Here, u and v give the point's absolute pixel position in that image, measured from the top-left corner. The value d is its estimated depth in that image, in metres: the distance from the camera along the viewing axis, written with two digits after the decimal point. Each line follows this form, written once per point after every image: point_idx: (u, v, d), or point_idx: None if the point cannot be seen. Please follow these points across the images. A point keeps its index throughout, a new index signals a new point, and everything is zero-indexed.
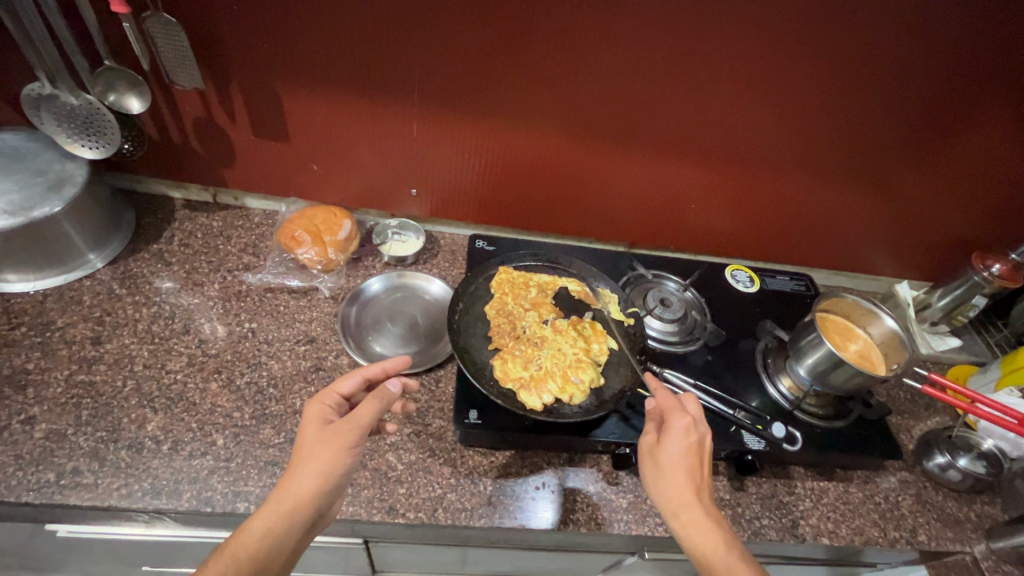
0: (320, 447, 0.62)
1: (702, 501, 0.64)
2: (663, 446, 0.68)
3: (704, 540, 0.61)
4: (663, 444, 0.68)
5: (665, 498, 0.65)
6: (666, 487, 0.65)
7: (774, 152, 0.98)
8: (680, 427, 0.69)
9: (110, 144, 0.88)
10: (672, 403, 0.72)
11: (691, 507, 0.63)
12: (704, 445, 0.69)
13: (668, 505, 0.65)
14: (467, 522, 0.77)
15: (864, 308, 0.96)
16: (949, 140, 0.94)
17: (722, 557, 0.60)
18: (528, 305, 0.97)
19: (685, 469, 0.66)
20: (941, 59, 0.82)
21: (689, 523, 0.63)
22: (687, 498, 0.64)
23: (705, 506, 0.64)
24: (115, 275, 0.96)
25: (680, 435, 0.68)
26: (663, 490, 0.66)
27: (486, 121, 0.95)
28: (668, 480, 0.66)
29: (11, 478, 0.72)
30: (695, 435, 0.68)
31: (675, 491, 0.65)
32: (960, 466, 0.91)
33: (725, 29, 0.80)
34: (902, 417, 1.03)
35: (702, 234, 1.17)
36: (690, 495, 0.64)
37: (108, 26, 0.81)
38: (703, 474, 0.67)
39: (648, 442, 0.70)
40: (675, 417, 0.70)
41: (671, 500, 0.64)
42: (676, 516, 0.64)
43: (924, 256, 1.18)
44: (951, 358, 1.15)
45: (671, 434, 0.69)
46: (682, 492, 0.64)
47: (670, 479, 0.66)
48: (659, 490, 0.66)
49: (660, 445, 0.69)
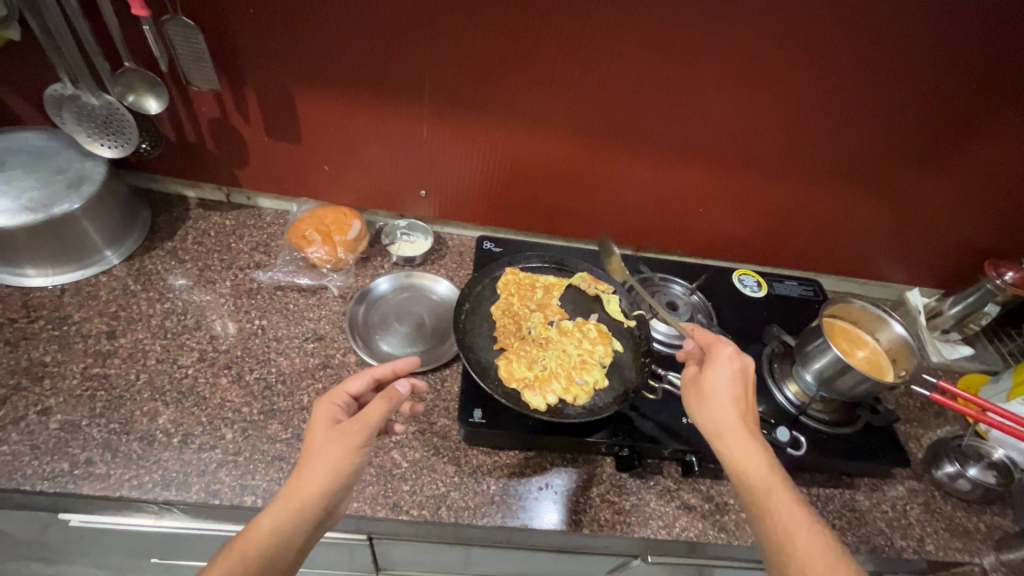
0: (330, 446, 0.63)
1: (748, 426, 0.68)
2: (706, 376, 0.72)
3: (745, 457, 0.65)
4: (710, 372, 0.72)
5: (707, 419, 0.69)
6: (710, 411, 0.69)
7: (784, 155, 0.98)
8: (723, 358, 0.72)
9: (129, 143, 0.91)
10: (711, 337, 0.77)
11: (739, 430, 0.67)
12: (750, 373, 0.72)
13: (712, 427, 0.68)
14: (470, 521, 0.78)
15: (873, 314, 0.95)
16: (961, 144, 0.93)
17: (764, 477, 0.63)
18: (534, 306, 0.98)
19: (728, 392, 0.70)
20: (954, 64, 0.82)
21: (734, 443, 0.66)
22: (734, 420, 0.67)
23: (751, 430, 0.67)
24: (130, 271, 0.98)
25: (728, 365, 0.72)
26: (708, 412, 0.69)
27: (496, 121, 0.96)
28: (716, 405, 0.69)
29: (27, 466, 0.74)
30: (738, 362, 0.72)
31: (724, 414, 0.68)
32: (970, 475, 0.90)
33: (735, 33, 0.81)
34: (911, 425, 1.02)
35: (710, 239, 1.17)
36: (734, 418, 0.68)
37: (128, 28, 0.84)
38: (747, 400, 0.70)
39: (693, 372, 0.75)
40: (718, 347, 0.74)
41: (714, 423, 0.68)
42: (720, 436, 0.67)
43: (936, 263, 1.16)
44: (963, 367, 1.13)
45: (717, 361, 0.73)
46: (729, 415, 0.68)
47: (717, 402, 0.69)
48: (705, 414, 0.70)
49: (704, 373, 0.73)
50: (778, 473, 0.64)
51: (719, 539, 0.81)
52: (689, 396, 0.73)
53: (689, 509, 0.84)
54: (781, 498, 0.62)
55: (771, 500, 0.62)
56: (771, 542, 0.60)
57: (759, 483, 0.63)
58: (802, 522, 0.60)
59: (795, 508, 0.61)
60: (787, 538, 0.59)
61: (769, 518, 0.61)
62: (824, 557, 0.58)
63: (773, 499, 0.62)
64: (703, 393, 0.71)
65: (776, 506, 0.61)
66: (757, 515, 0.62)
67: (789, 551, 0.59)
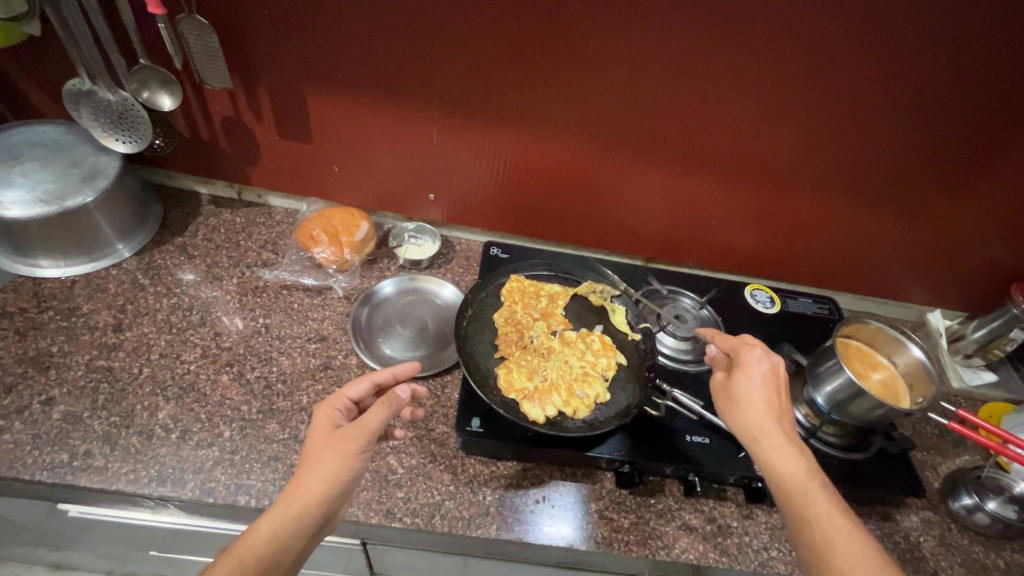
0: (328, 451, 0.61)
1: (784, 430, 0.65)
2: (734, 381, 0.71)
3: (787, 461, 0.62)
4: (739, 377, 0.70)
5: (741, 423, 0.68)
6: (743, 415, 0.67)
7: (802, 169, 0.95)
8: (752, 363, 0.71)
9: (142, 139, 0.92)
10: (735, 341, 0.75)
11: (774, 434, 0.65)
12: (781, 374, 0.70)
13: (746, 431, 0.67)
14: (463, 532, 0.76)
15: (890, 336, 0.92)
16: (990, 162, 0.90)
17: (802, 482, 0.61)
18: (537, 315, 0.96)
19: (763, 397, 0.68)
20: (982, 80, 0.79)
21: (769, 446, 0.64)
22: (768, 423, 0.66)
23: (787, 431, 0.65)
24: (139, 265, 0.99)
25: (757, 368, 0.70)
26: (740, 417, 0.68)
27: (507, 126, 0.95)
28: (748, 410, 0.67)
29: (27, 456, 0.74)
30: (767, 363, 0.70)
31: (756, 417, 0.66)
32: (988, 509, 0.86)
33: (753, 43, 0.79)
34: (928, 453, 0.98)
35: (723, 252, 1.14)
36: (769, 422, 0.66)
37: (145, 26, 0.85)
38: (783, 403, 0.68)
39: (720, 378, 0.73)
40: (745, 352, 0.72)
41: (748, 427, 0.67)
42: (756, 441, 0.65)
43: (960, 285, 1.12)
44: (985, 394, 1.08)
45: (746, 364, 0.71)
46: (762, 417, 0.66)
47: (750, 406, 0.67)
48: (738, 419, 0.68)
49: (734, 379, 0.71)
50: (817, 478, 0.62)
51: (720, 563, 0.78)
52: (719, 401, 0.71)
53: (690, 530, 0.81)
54: (819, 504, 0.60)
55: (811, 506, 0.60)
56: (807, 548, 0.59)
57: (796, 488, 0.61)
58: (843, 530, 0.59)
59: (834, 513, 0.60)
60: (825, 546, 0.58)
61: (805, 524, 0.60)
62: (865, 564, 0.56)
63: (811, 505, 0.60)
64: (733, 398, 0.69)
65: (815, 512, 0.60)
66: (794, 521, 0.61)
67: (827, 559, 0.57)
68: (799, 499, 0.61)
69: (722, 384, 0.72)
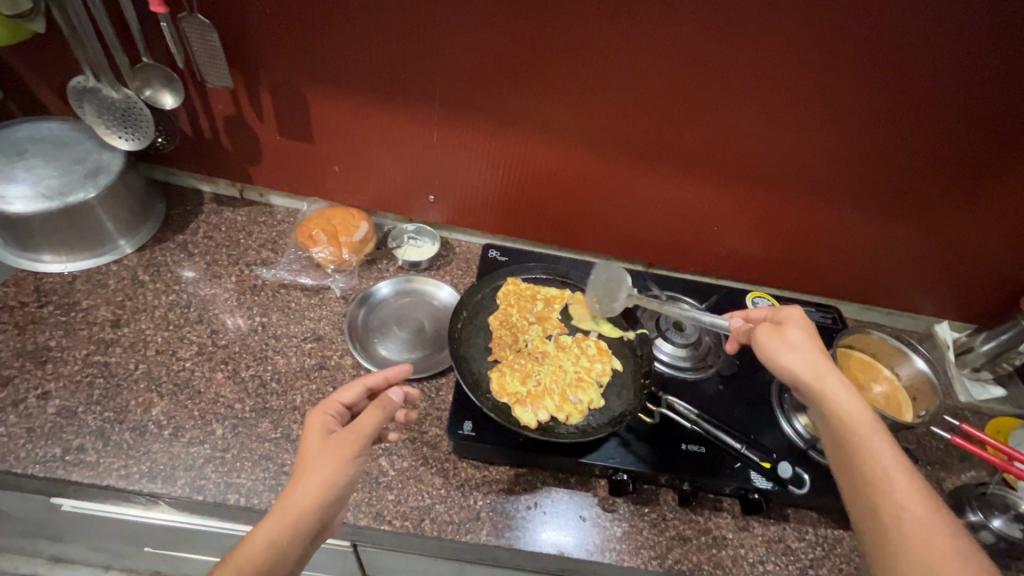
0: (324, 457, 0.60)
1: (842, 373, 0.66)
2: (787, 328, 0.70)
3: (853, 401, 0.63)
4: (791, 324, 0.71)
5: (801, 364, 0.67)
6: (804, 357, 0.67)
7: (806, 175, 0.94)
8: (799, 314, 0.72)
9: (145, 137, 0.93)
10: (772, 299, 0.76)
11: (832, 372, 0.66)
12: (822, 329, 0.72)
13: (807, 373, 0.66)
14: (453, 536, 0.76)
15: (893, 347, 0.91)
16: (1001, 170, 0.87)
17: (866, 421, 0.61)
18: (533, 318, 0.96)
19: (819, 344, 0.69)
20: (992, 86, 0.77)
21: (835, 386, 0.64)
22: (828, 365, 0.66)
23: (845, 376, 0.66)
24: (140, 261, 1.00)
25: (806, 319, 0.71)
26: (800, 357, 0.67)
27: (506, 127, 0.94)
28: (805, 352, 0.67)
29: (20, 449, 0.75)
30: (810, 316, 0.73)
31: (817, 359, 0.67)
32: (994, 527, 0.82)
33: (755, 47, 0.78)
34: (932, 468, 0.95)
35: (726, 257, 1.13)
36: (829, 365, 0.66)
37: (148, 25, 0.86)
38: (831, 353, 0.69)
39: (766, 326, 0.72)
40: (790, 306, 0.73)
41: (810, 368, 0.66)
42: (818, 381, 0.65)
43: (970, 296, 1.09)
44: (992, 409, 1.06)
45: (793, 316, 0.72)
46: (821, 360, 0.67)
47: (808, 350, 0.68)
48: (798, 361, 0.67)
49: (786, 326, 0.71)
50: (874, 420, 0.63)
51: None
52: (772, 346, 0.69)
53: (684, 541, 0.79)
54: (882, 444, 0.60)
55: (871, 439, 0.60)
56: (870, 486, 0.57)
57: (856, 423, 0.61)
58: (903, 469, 0.58)
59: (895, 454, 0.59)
60: (890, 483, 0.57)
61: (870, 462, 0.58)
62: (925, 501, 0.56)
63: (877, 444, 0.59)
64: (789, 342, 0.69)
65: (880, 450, 0.59)
66: (853, 453, 0.60)
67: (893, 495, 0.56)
68: (865, 436, 0.60)
69: (771, 330, 0.71)
